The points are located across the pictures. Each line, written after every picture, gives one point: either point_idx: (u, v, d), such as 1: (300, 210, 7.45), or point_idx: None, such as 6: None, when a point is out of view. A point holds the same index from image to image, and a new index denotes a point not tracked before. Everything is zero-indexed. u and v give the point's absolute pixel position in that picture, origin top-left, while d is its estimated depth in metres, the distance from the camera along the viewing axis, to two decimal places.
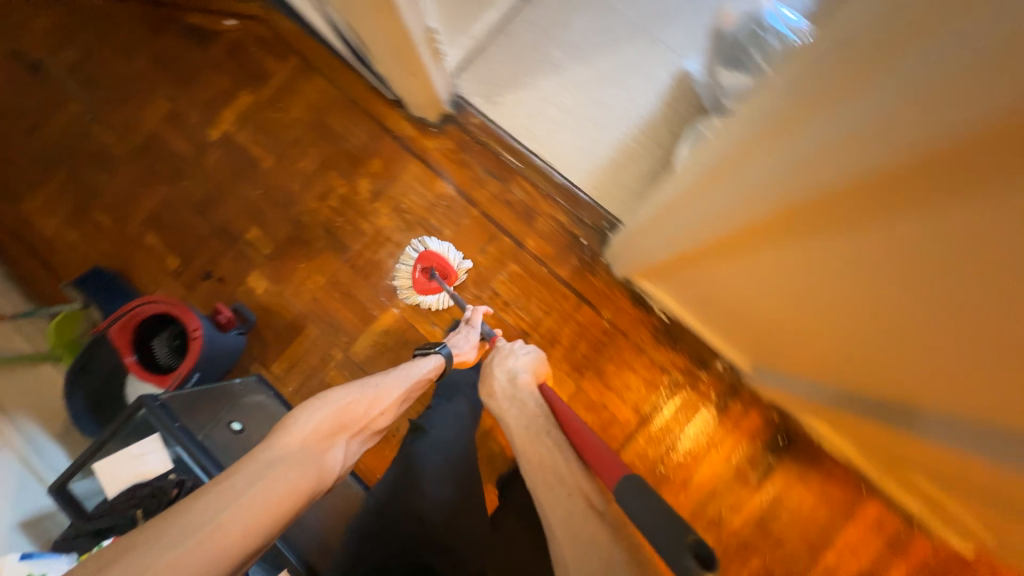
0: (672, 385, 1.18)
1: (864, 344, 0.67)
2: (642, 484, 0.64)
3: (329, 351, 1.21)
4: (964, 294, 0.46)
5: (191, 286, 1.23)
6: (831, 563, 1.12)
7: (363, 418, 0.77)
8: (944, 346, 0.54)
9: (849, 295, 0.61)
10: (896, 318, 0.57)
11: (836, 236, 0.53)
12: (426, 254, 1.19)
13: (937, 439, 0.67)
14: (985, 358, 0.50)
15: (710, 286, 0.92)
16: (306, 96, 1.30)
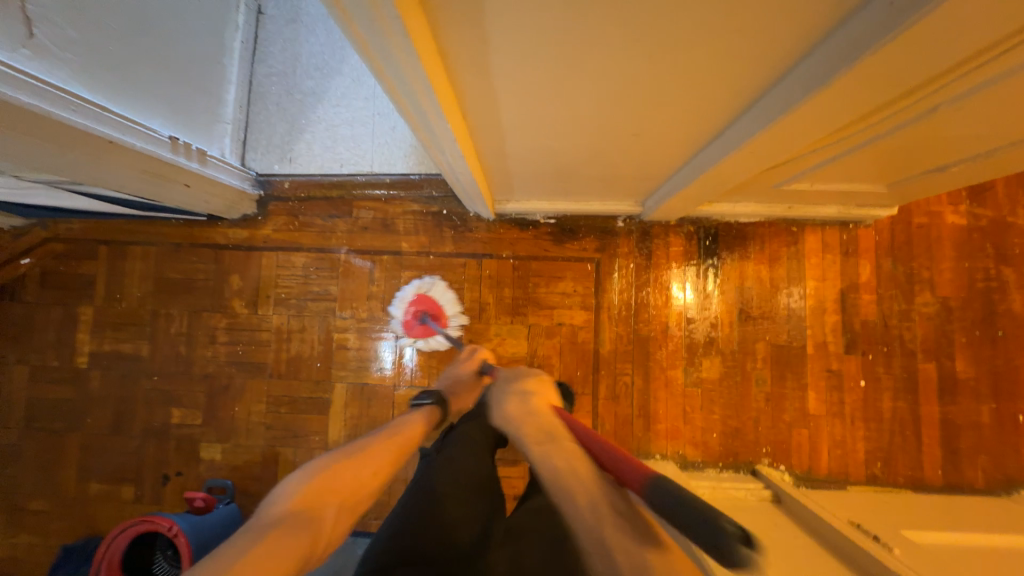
0: (599, 266, 1.22)
1: (668, 122, 0.68)
2: (677, 487, 0.47)
3: (312, 457, 1.20)
4: (707, 34, 0.46)
5: (158, 497, 1.20)
6: (816, 302, 1.18)
7: (354, 482, 0.68)
8: (722, 86, 0.56)
9: (638, 102, 0.62)
10: (677, 93, 0.59)
11: (590, 59, 0.52)
12: (421, 297, 1.22)
13: (770, 157, 0.73)
14: (751, 71, 0.52)
15: (550, 167, 0.92)
16: (135, 271, 1.26)
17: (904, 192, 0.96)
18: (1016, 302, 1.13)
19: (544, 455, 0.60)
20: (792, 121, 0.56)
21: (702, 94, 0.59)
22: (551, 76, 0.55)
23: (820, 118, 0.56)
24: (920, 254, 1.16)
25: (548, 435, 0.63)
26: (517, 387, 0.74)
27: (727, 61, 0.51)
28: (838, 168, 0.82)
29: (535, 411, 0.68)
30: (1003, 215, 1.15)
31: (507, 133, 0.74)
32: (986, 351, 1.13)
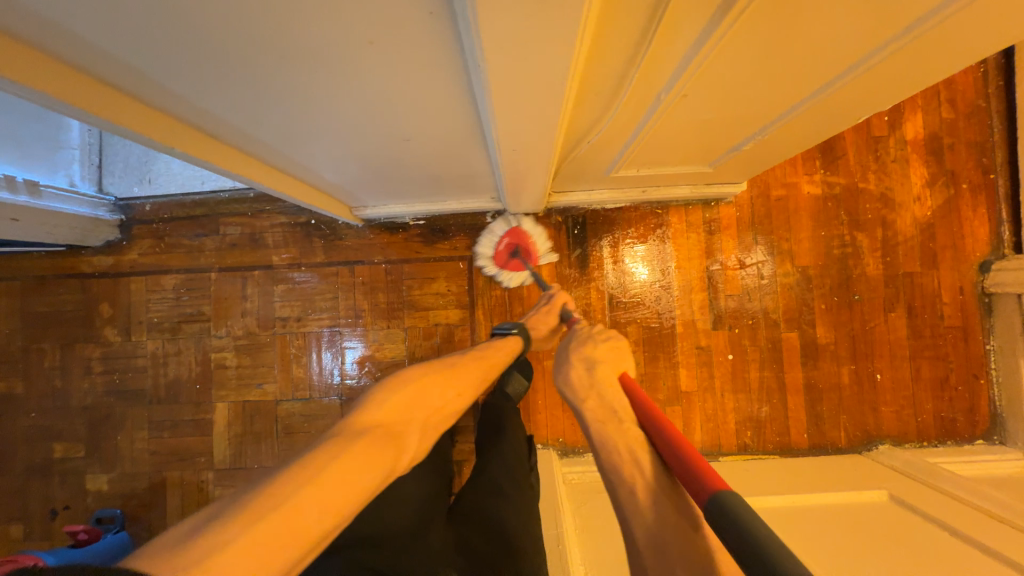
0: (470, 265, 1.22)
1: (419, 126, 0.66)
2: (744, 509, 0.41)
3: (200, 478, 1.20)
4: (341, 46, 0.45)
5: (47, 532, 1.19)
6: (683, 282, 1.20)
7: (449, 397, 0.70)
8: (425, 91, 0.55)
9: (364, 112, 0.60)
10: (390, 100, 0.57)
11: (258, 77, 0.50)
12: (515, 230, 1.17)
13: (546, 154, 0.71)
14: (432, 74, 0.51)
15: (367, 173, 0.90)
16: (1, 308, 1.23)
17: (733, 169, 0.98)
18: (869, 266, 1.16)
19: (601, 432, 0.58)
20: (504, 124, 0.56)
21: (416, 100, 0.57)
22: (241, 93, 0.54)
23: (528, 120, 0.55)
24: (779, 225, 1.18)
25: (609, 413, 0.60)
26: (584, 354, 0.72)
27: (400, 69, 0.50)
28: (641, 154, 0.83)
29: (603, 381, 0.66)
30: (854, 181, 1.17)
31: (275, 147, 0.72)
32: (842, 316, 1.16)
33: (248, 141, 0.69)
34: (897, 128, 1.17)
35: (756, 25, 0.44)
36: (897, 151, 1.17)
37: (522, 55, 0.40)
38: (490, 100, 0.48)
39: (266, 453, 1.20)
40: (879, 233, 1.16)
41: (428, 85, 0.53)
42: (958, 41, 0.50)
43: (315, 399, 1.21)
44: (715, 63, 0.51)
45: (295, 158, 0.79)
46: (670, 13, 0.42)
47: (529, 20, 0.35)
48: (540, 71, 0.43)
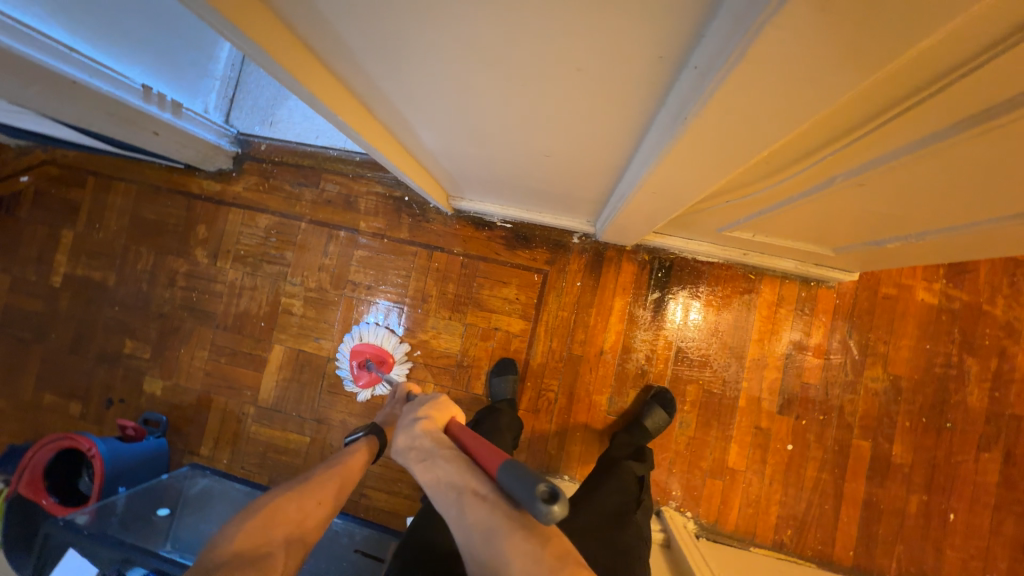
0: (544, 281, 1.20)
1: (562, 143, 0.66)
2: (517, 464, 0.52)
3: (241, 409, 1.26)
4: (535, 56, 0.45)
5: (99, 418, 1.28)
6: (758, 356, 1.13)
7: (303, 510, 0.74)
8: (592, 116, 0.54)
9: (517, 116, 0.60)
10: (551, 114, 0.57)
11: (438, 63, 0.51)
12: (359, 347, 1.21)
13: (680, 201, 0.69)
14: (610, 104, 0.50)
15: (482, 170, 0.91)
16: (115, 205, 1.34)
17: (854, 258, 0.91)
18: (972, 395, 1.05)
19: (423, 473, 0.59)
20: (665, 165, 0.53)
21: (577, 122, 0.56)
22: (413, 71, 0.55)
23: (692, 170, 0.52)
24: (880, 325, 1.10)
25: (428, 450, 0.61)
26: (418, 409, 0.67)
27: (581, 92, 0.49)
28: (774, 222, 0.78)
29: (423, 426, 0.64)
30: (980, 301, 1.07)
31: (413, 123, 0.75)
32: (928, 440, 1.06)
33: (390, 113, 0.72)
34: None
35: (1004, 143, 0.39)
36: None
37: (740, 115, 0.37)
38: (673, 143, 0.46)
39: (306, 405, 1.24)
40: (993, 363, 1.05)
41: (604, 114, 0.52)
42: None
43: (363, 367, 1.23)
44: (925, 163, 0.46)
45: (423, 138, 0.81)
46: (901, 120, 0.38)
47: (779, 93, 0.33)
48: (748, 134, 0.40)
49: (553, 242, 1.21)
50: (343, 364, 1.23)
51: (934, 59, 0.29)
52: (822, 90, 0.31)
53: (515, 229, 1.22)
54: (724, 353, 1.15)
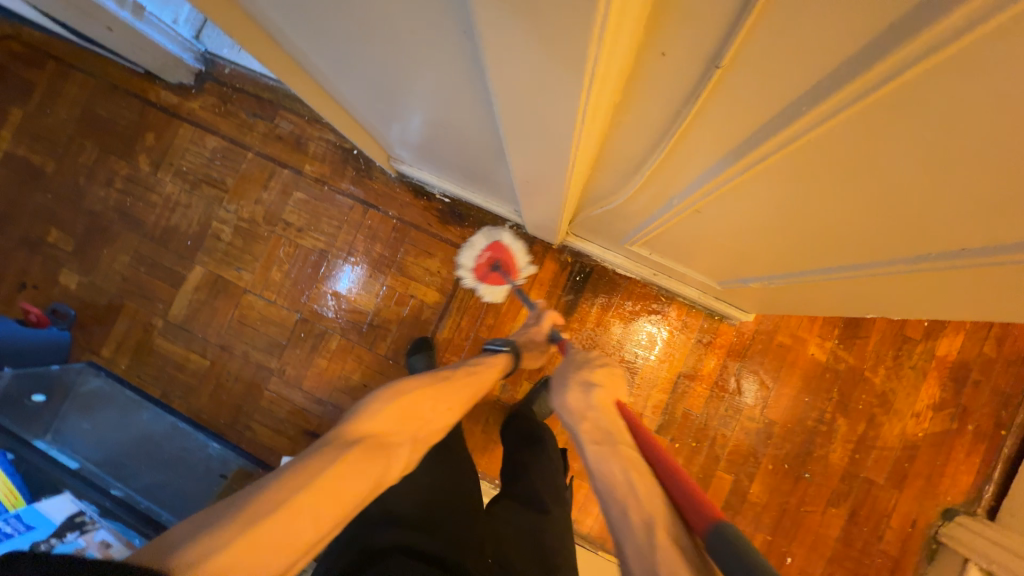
0: (467, 260, 1.23)
1: (454, 122, 0.70)
2: (733, 532, 0.42)
3: (149, 320, 1.27)
4: (388, 26, 0.49)
5: (8, 300, 1.29)
6: (650, 374, 1.17)
7: (434, 413, 0.68)
8: (459, 97, 0.58)
9: (407, 87, 0.64)
10: (430, 89, 0.61)
11: (320, 17, 0.55)
12: (498, 244, 1.20)
13: (556, 199, 0.73)
14: (465, 88, 0.54)
15: (409, 137, 0.95)
16: (69, 95, 1.33)
17: (740, 294, 0.97)
18: (834, 451, 1.11)
19: (600, 456, 0.57)
20: (518, 155, 0.59)
21: (452, 101, 0.61)
22: (305, 23, 0.59)
23: (541, 159, 0.56)
24: (768, 370, 1.14)
25: (608, 434, 0.60)
26: (585, 374, 0.73)
27: (438, 68, 0.53)
28: (658, 241, 0.84)
29: (599, 402, 0.66)
30: (863, 366, 1.12)
31: (332, 77, 0.78)
32: (784, 485, 1.11)
33: (309, 63, 0.76)
34: (931, 338, 1.10)
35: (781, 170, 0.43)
36: (920, 360, 1.10)
37: (530, 107, 0.43)
38: (509, 124, 0.51)
39: (213, 329, 1.26)
40: (861, 427, 1.10)
41: (464, 103, 0.58)
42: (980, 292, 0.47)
43: (276, 306, 1.25)
44: (732, 191, 0.52)
45: (347, 95, 0.85)
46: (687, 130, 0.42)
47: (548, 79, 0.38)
48: (552, 125, 0.45)
49: (485, 224, 1.24)
50: (472, 252, 1.21)
51: (678, 62, 0.37)
52: (566, 95, 0.38)
53: (451, 205, 1.25)
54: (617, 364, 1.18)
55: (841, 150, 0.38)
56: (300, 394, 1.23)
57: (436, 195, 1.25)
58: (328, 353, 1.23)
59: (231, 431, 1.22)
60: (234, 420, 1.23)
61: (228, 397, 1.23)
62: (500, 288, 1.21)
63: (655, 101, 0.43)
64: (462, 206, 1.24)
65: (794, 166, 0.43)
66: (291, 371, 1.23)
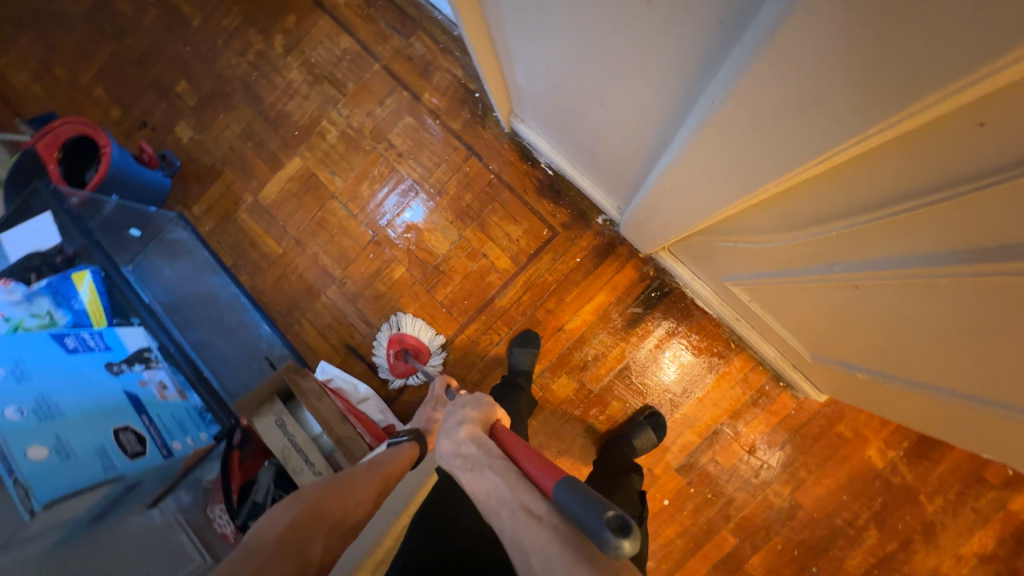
0: (549, 239, 1.21)
1: (614, 107, 0.66)
2: (580, 486, 0.44)
3: (241, 194, 1.32)
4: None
5: (127, 134, 1.37)
6: (690, 414, 1.13)
7: (357, 507, 0.71)
8: (642, 89, 0.54)
9: (583, 59, 0.61)
10: (610, 72, 0.57)
11: None
12: (398, 337, 1.21)
13: (689, 219, 0.69)
14: (658, 84, 0.50)
15: (547, 100, 0.91)
16: None
17: (826, 375, 0.90)
18: (853, 559, 1.05)
19: (466, 470, 0.52)
20: (685, 164, 0.55)
21: (630, 90, 0.57)
22: None
23: (709, 179, 0.53)
24: (815, 455, 1.08)
25: (479, 456, 0.53)
26: (462, 411, 0.62)
27: (637, 59, 0.49)
28: (770, 294, 0.77)
29: (469, 436, 0.56)
30: (920, 489, 1.03)
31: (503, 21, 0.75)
32: (787, 570, 1.07)
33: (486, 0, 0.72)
34: (1008, 489, 1.00)
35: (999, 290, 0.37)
36: (987, 507, 1.01)
37: (760, 119, 0.38)
38: (698, 136, 0.47)
39: (294, 223, 1.30)
40: (892, 547, 1.03)
41: (649, 92, 0.53)
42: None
43: (355, 220, 1.28)
44: (921, 287, 0.45)
45: (508, 41, 0.81)
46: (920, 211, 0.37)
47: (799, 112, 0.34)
48: (762, 153, 0.41)
49: (579, 208, 1.20)
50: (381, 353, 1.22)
51: (963, 148, 0.30)
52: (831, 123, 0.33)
53: (553, 179, 1.22)
54: (661, 392, 1.15)
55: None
56: (353, 310, 1.26)
57: (542, 164, 1.22)
58: (389, 282, 1.26)
59: (282, 321, 1.28)
60: (288, 312, 1.29)
61: (288, 289, 1.28)
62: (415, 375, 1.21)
63: (897, 168, 0.36)
64: (563, 183, 1.21)
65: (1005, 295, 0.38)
66: (351, 286, 1.27)
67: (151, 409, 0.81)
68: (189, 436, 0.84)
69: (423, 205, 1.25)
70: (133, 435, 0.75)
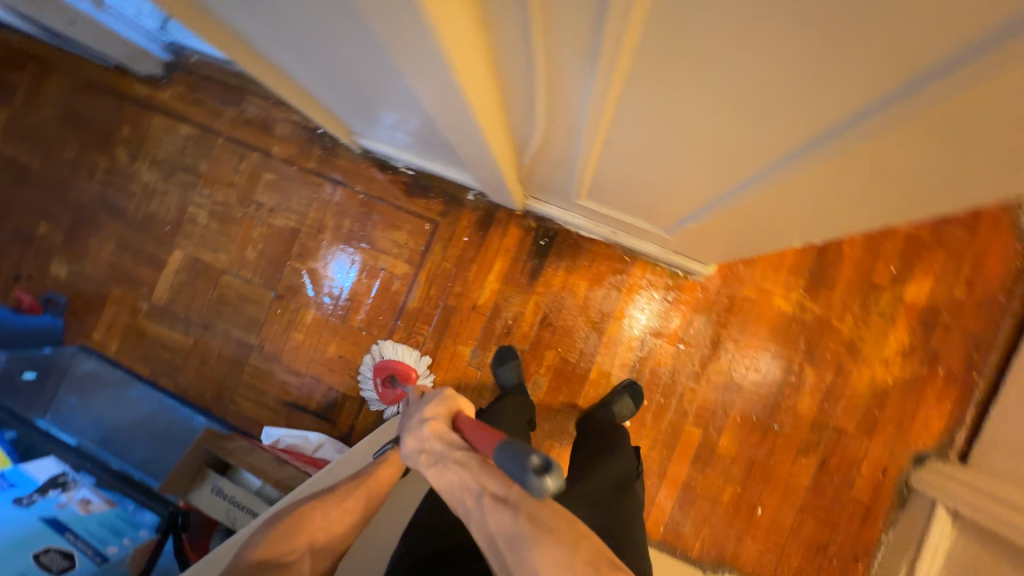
0: (433, 231, 1.26)
1: (377, 86, 0.71)
2: (515, 445, 0.50)
3: (135, 304, 1.33)
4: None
5: (5, 290, 1.35)
6: (616, 334, 1.18)
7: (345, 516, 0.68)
8: (366, 58, 0.60)
9: (325, 54, 0.66)
10: (342, 53, 0.62)
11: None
12: (383, 362, 1.21)
13: (486, 158, 0.75)
14: (363, 47, 0.56)
15: (355, 110, 0.97)
16: (48, 93, 1.38)
17: (693, 244, 0.96)
18: (803, 402, 1.10)
19: (433, 466, 0.60)
20: (430, 104, 0.60)
21: (365, 63, 0.62)
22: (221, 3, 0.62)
23: (447, 110, 0.59)
24: (736, 323, 1.14)
25: (439, 455, 0.60)
26: (424, 408, 0.64)
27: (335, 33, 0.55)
28: (598, 187, 0.83)
29: (431, 432, 0.61)
30: (830, 316, 1.11)
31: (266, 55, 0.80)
32: (753, 436, 1.11)
33: (242, 48, 0.78)
34: (898, 284, 1.09)
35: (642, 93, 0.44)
36: (889, 307, 1.09)
37: (404, 44, 0.44)
38: (404, 71, 0.52)
39: (196, 310, 1.31)
40: (828, 376, 1.10)
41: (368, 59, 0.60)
42: (839, 199, 0.48)
43: (252, 284, 1.30)
44: (617, 122, 0.52)
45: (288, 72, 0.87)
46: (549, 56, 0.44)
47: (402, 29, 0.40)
48: (431, 70, 0.47)
49: (447, 195, 1.26)
50: (368, 378, 1.22)
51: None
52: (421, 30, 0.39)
53: (413, 179, 1.28)
54: (584, 325, 1.19)
55: (652, 61, 0.38)
56: (280, 367, 1.28)
57: (399, 170, 1.28)
58: (304, 328, 1.28)
59: (218, 406, 1.28)
60: (219, 395, 1.28)
61: (213, 373, 1.29)
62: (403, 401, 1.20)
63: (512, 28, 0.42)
64: (424, 178, 1.27)
65: (654, 101, 0.44)
66: (270, 346, 1.28)
67: (75, 526, 0.80)
68: (126, 537, 0.83)
69: (352, 262, 1.28)
70: (58, 553, 0.74)
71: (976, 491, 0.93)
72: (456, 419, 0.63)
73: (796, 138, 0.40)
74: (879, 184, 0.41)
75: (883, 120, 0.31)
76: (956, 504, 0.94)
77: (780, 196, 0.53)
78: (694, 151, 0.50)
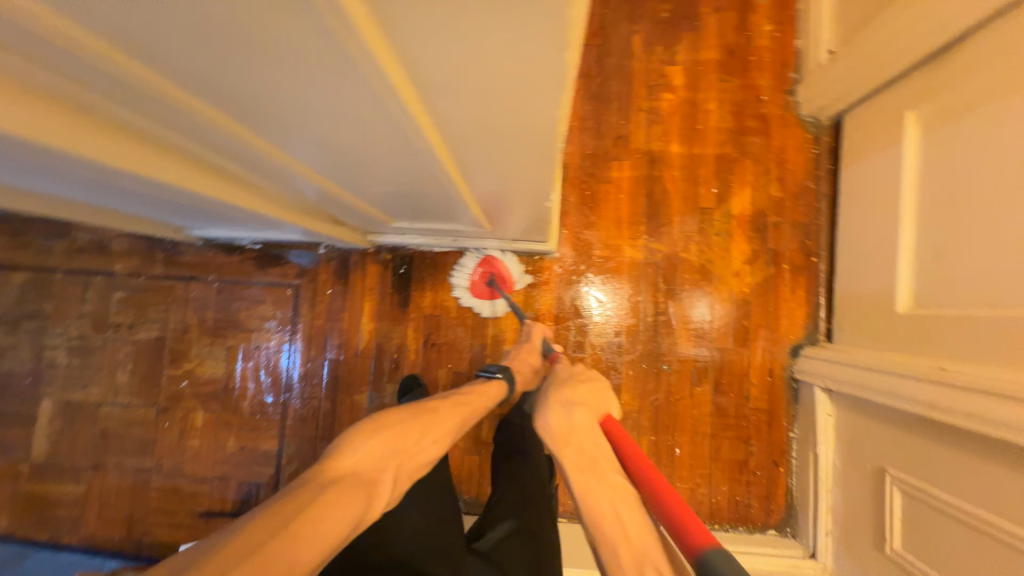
0: (297, 294, 1.26)
1: (126, 193, 0.71)
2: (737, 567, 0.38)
3: (15, 469, 1.25)
4: None
5: None
6: (497, 333, 1.20)
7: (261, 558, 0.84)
8: (72, 179, 0.59)
9: (50, 183, 0.65)
10: (56, 180, 0.61)
11: None
12: (487, 261, 1.19)
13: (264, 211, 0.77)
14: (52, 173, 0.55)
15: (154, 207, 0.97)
16: None
17: (511, 230, 0.99)
18: (681, 336, 1.15)
19: (584, 486, 0.52)
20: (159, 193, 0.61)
21: (80, 182, 0.62)
22: None
23: (171, 193, 0.60)
24: (599, 283, 1.18)
25: (593, 460, 0.55)
26: (570, 394, 0.65)
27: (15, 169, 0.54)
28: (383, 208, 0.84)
29: (581, 421, 0.60)
30: (676, 250, 1.17)
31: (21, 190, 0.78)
32: (649, 383, 1.15)
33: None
34: (723, 202, 1.16)
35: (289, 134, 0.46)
36: (723, 225, 1.16)
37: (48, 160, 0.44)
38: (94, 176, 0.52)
39: (81, 453, 1.24)
40: (694, 304, 1.15)
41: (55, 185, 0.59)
42: (496, 154, 0.50)
43: (132, 406, 1.25)
44: (293, 159, 0.54)
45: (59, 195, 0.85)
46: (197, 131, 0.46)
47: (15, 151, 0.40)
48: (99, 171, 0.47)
49: (298, 256, 1.27)
50: (465, 270, 1.20)
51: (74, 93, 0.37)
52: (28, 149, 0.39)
53: (261, 252, 1.28)
54: (465, 334, 1.21)
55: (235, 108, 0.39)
56: (185, 480, 1.22)
57: (244, 248, 1.28)
58: (198, 432, 1.24)
59: (130, 542, 1.21)
60: (129, 532, 1.22)
61: (116, 512, 1.22)
62: (499, 302, 1.20)
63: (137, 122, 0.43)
64: (271, 248, 1.27)
65: (301, 135, 0.46)
66: (168, 462, 1.23)
67: None
68: None
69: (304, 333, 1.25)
70: None
71: (837, 366, 0.97)
72: (624, 452, 0.56)
73: (387, 120, 0.41)
74: (484, 127, 0.44)
75: (383, 79, 0.33)
76: (827, 382, 0.99)
77: (468, 164, 0.55)
78: (382, 159, 0.54)
